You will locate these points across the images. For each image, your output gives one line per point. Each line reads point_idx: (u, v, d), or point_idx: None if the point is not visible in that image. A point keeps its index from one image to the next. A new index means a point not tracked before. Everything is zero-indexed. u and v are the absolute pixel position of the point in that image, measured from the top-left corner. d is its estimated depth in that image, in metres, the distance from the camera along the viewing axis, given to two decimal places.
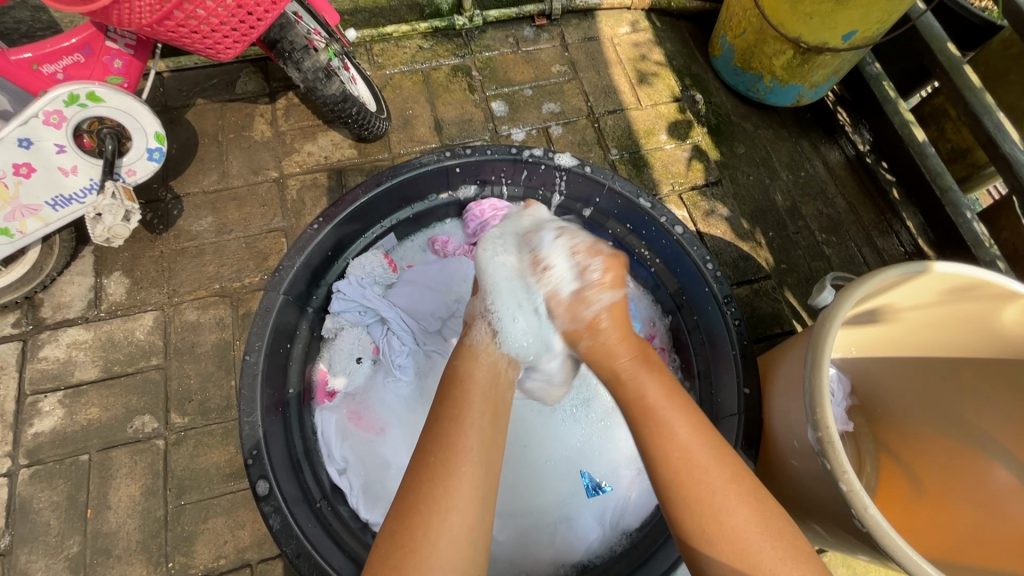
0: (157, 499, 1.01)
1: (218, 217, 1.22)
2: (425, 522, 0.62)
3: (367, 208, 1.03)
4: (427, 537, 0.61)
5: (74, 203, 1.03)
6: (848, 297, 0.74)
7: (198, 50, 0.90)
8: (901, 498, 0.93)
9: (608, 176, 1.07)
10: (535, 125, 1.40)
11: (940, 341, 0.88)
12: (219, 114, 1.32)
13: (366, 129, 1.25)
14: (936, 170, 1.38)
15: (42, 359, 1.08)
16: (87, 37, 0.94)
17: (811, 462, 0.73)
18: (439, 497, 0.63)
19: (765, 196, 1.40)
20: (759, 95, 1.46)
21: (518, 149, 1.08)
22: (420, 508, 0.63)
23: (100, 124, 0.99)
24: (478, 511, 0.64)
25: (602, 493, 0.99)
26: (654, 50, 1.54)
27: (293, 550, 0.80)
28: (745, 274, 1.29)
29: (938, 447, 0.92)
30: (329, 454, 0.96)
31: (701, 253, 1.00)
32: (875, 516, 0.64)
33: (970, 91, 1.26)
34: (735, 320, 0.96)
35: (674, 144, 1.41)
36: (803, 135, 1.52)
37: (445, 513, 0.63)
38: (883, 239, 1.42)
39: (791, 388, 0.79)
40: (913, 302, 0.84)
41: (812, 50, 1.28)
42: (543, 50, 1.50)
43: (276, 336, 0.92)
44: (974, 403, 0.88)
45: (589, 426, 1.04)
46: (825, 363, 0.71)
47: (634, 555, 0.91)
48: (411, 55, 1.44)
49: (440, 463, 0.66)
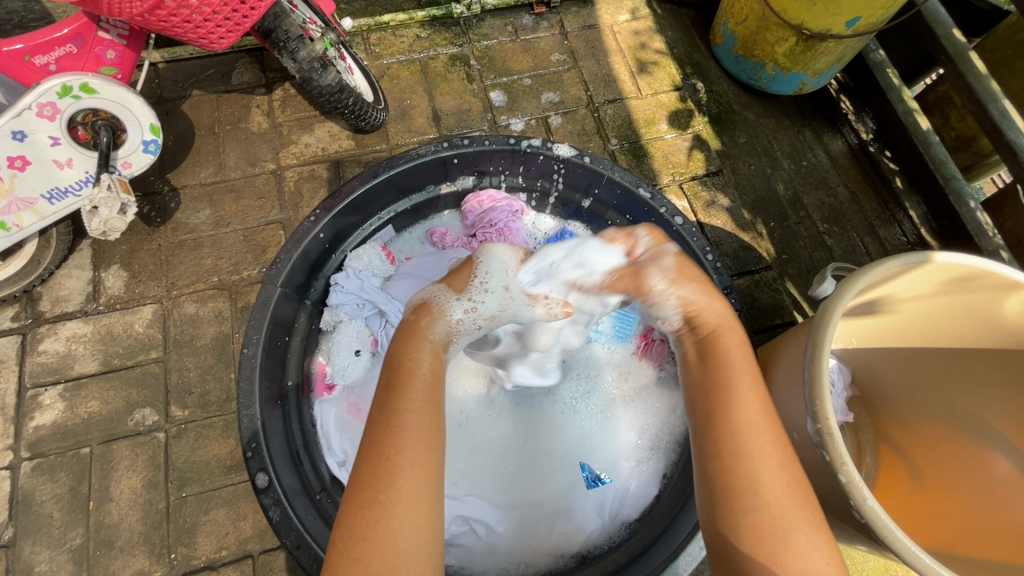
0: (158, 491, 1.01)
1: (215, 210, 1.22)
2: (378, 512, 0.58)
3: (365, 199, 1.02)
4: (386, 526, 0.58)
5: (70, 196, 1.03)
6: (849, 288, 0.73)
7: (191, 40, 0.89)
8: (901, 488, 0.93)
9: (607, 166, 1.06)
10: (534, 114, 1.38)
11: (940, 332, 0.88)
12: (215, 105, 1.30)
13: (363, 120, 1.24)
14: (939, 159, 1.36)
15: (41, 353, 1.08)
16: (78, 27, 0.92)
17: (811, 454, 0.73)
18: (392, 486, 0.60)
19: (766, 185, 1.39)
20: (761, 83, 1.45)
21: (517, 139, 1.06)
22: (378, 499, 0.59)
23: (94, 116, 0.98)
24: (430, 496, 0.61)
25: (601, 484, 0.99)
26: (655, 38, 1.52)
27: (293, 541, 0.81)
28: (745, 265, 1.28)
29: (939, 438, 0.91)
30: (328, 447, 0.96)
31: (701, 244, 1.00)
32: (874, 506, 0.64)
33: (975, 78, 1.25)
34: (734, 311, 0.95)
35: (675, 134, 1.40)
36: (805, 123, 1.51)
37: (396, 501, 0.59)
38: (886, 229, 1.41)
39: (790, 378, 0.79)
40: (913, 293, 0.83)
41: (816, 36, 1.26)
42: (542, 39, 1.48)
43: (274, 329, 0.92)
44: (974, 393, 0.88)
45: (589, 416, 1.05)
46: (825, 355, 0.70)
47: (633, 546, 0.91)
48: (408, 44, 1.42)
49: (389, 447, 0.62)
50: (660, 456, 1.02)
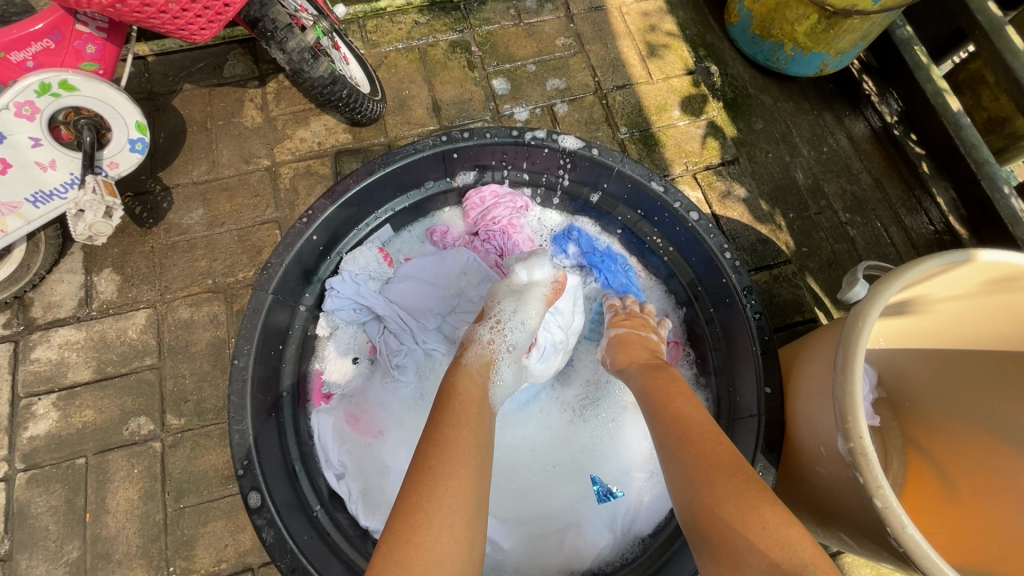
0: (155, 502, 0.98)
1: (209, 210, 1.17)
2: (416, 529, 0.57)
3: (360, 199, 0.97)
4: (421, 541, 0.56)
5: (56, 199, 0.99)
6: (886, 290, 0.67)
7: (171, 32, 0.83)
8: (931, 496, 0.87)
9: (617, 158, 0.98)
10: (539, 103, 1.32)
11: (978, 332, 0.82)
12: (206, 100, 1.25)
13: (359, 113, 1.18)
14: (970, 142, 1.27)
15: (34, 361, 1.05)
16: (55, 21, 0.87)
17: (840, 471, 0.68)
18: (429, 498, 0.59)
19: (785, 174, 1.32)
20: (779, 65, 1.36)
21: (520, 131, 0.99)
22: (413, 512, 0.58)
23: (76, 114, 0.93)
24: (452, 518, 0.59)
25: (613, 499, 0.94)
26: (665, 19, 1.43)
27: (289, 564, 0.77)
28: (763, 259, 1.22)
29: (973, 445, 0.85)
30: (326, 460, 0.92)
31: (719, 240, 0.92)
32: (914, 535, 0.59)
33: (1014, 56, 1.18)
34: (755, 313, 0.88)
35: (688, 121, 1.33)
36: (826, 106, 1.42)
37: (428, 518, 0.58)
38: (911, 217, 1.34)
39: (818, 390, 0.73)
40: (951, 293, 0.77)
41: (840, 13, 1.17)
42: (547, 22, 1.40)
43: (266, 338, 0.88)
44: (1015, 398, 0.81)
45: (600, 427, 0.99)
46: (858, 365, 0.64)
47: (646, 564, 0.86)
48: (406, 30, 1.36)
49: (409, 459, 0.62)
50: None
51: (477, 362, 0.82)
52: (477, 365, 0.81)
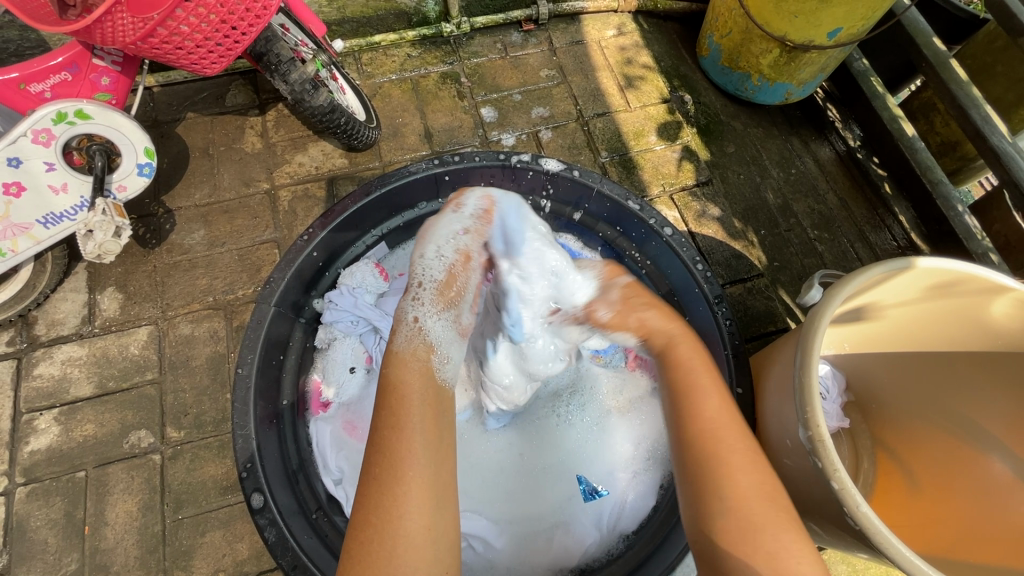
0: (154, 514, 1.01)
1: (209, 231, 1.22)
2: (379, 533, 0.59)
3: (356, 219, 1.04)
4: (382, 547, 0.58)
5: (66, 220, 1.04)
6: (836, 295, 0.74)
7: (184, 66, 0.90)
8: (899, 493, 0.93)
9: (596, 179, 1.07)
10: (525, 129, 1.40)
11: (928, 335, 0.89)
12: (209, 127, 1.32)
13: (355, 138, 1.25)
14: (925, 164, 1.37)
15: (37, 377, 1.08)
16: (73, 55, 0.94)
17: (804, 460, 0.74)
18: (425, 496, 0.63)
19: (756, 194, 1.41)
20: (747, 94, 1.47)
21: (507, 155, 1.08)
22: (372, 520, 0.60)
23: (89, 140, 0.99)
24: (433, 508, 0.62)
25: (598, 497, 0.99)
26: (641, 53, 1.54)
27: (289, 562, 0.81)
28: (737, 273, 1.29)
29: (934, 442, 0.91)
30: (324, 465, 0.97)
31: (691, 254, 1.01)
32: (867, 513, 0.65)
33: (957, 85, 1.26)
34: (726, 320, 0.97)
35: (664, 145, 1.42)
36: (792, 132, 1.53)
37: (399, 518, 0.60)
38: (875, 234, 1.42)
39: (782, 389, 0.79)
40: (898, 299, 0.84)
41: (798, 47, 1.28)
42: (531, 55, 1.50)
43: (268, 349, 0.93)
44: (970, 397, 0.87)
45: (584, 429, 1.06)
46: (814, 362, 0.71)
47: (631, 558, 0.92)
48: (399, 63, 1.44)
49: (387, 466, 0.62)
50: (655, 467, 1.03)
51: (409, 346, 0.73)
52: (411, 350, 0.73)
